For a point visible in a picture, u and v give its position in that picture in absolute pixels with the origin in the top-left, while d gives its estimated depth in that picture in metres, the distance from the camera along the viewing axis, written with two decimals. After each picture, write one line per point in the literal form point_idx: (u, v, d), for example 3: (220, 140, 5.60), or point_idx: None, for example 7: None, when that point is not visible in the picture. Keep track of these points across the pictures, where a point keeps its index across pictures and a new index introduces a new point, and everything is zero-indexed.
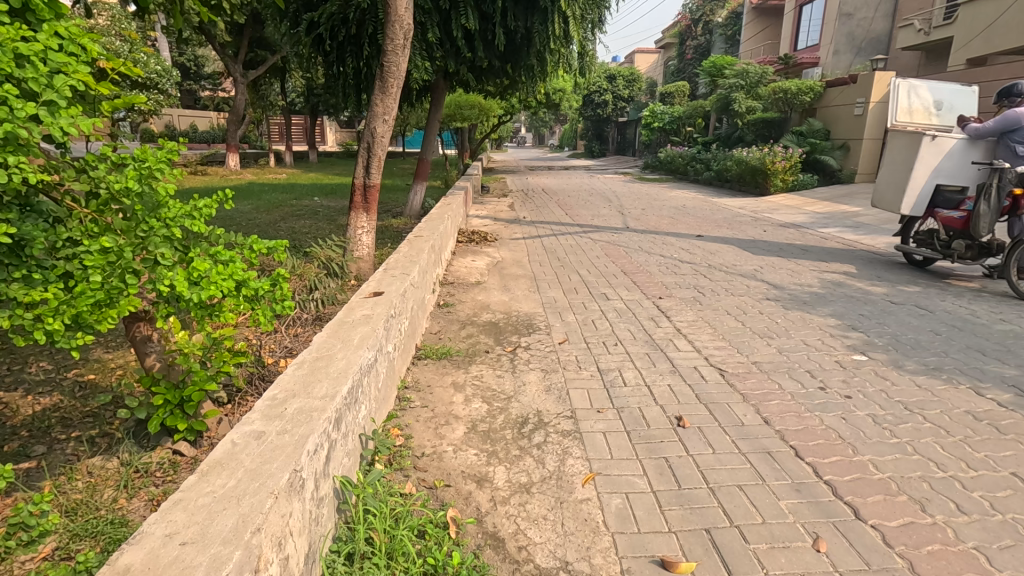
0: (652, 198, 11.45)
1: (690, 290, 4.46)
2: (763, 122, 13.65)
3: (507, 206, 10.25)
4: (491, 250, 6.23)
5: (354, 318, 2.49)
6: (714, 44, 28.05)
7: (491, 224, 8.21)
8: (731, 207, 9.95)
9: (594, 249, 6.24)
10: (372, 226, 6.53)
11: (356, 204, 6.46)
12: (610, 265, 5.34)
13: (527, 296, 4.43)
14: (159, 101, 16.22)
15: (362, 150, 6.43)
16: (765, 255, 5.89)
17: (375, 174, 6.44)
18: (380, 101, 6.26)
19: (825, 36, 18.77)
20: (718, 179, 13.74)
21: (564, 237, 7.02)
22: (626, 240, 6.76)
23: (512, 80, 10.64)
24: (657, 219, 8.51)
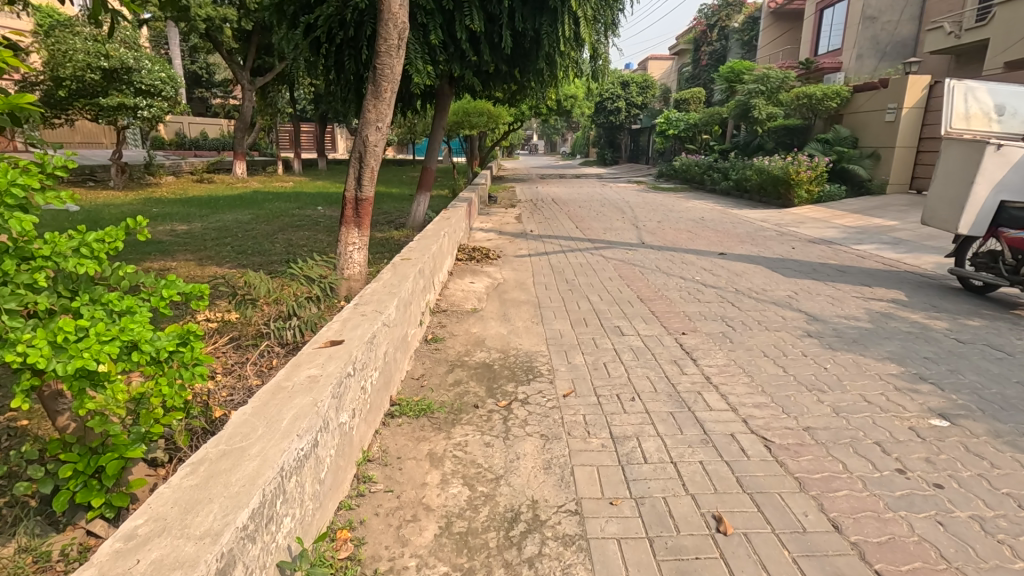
0: (667, 209, 10.88)
1: (717, 322, 3.87)
2: (785, 129, 13.01)
3: (514, 217, 9.74)
4: (492, 270, 5.68)
5: (296, 382, 1.93)
6: (730, 50, 27.45)
7: (496, 238, 7.68)
8: (753, 220, 9.33)
9: (606, 268, 5.67)
10: (364, 242, 6.06)
11: (348, 218, 5.95)
12: (624, 289, 4.76)
13: (529, 328, 3.86)
14: (164, 109, 15.71)
15: (353, 160, 5.91)
16: (797, 277, 5.28)
17: (368, 186, 5.92)
18: (372, 107, 5.72)
19: (848, 40, 18.06)
20: (736, 189, 13.12)
21: (573, 254, 6.46)
22: (641, 258, 6.17)
23: (520, 86, 10.14)
24: (674, 233, 7.91)
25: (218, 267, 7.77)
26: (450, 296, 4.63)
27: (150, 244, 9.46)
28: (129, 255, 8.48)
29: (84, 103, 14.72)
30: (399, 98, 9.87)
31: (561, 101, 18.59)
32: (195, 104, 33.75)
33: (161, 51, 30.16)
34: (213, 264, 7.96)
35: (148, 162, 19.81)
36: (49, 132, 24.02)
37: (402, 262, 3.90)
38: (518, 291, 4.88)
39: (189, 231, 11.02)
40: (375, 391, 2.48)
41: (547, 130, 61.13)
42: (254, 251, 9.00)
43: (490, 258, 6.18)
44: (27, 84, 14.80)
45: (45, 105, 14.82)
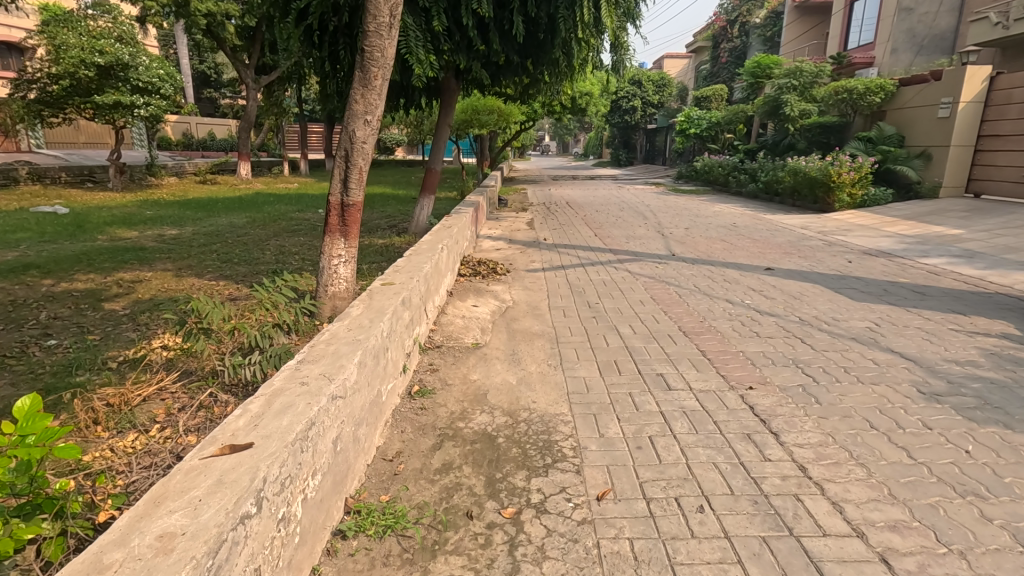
0: (694, 214, 9.95)
1: (790, 370, 2.96)
2: (820, 128, 12.00)
3: (525, 223, 8.90)
4: (499, 289, 4.81)
5: (129, 554, 1.06)
6: (751, 46, 26.39)
7: (505, 247, 6.84)
8: (792, 227, 8.38)
9: (635, 287, 4.79)
10: (352, 254, 5.23)
11: (332, 226, 5.15)
12: (660, 317, 3.88)
13: (544, 376, 2.98)
14: (162, 106, 14.94)
15: (338, 160, 5.07)
16: (868, 300, 4.36)
17: (357, 190, 5.09)
18: (358, 95, 4.86)
19: (881, 33, 16.96)
20: (766, 191, 12.18)
21: (594, 268, 5.57)
22: (674, 274, 5.28)
23: (533, 80, 9.27)
24: (707, 242, 7.01)
25: (197, 280, 7.00)
26: (447, 325, 3.77)
27: (131, 251, 8.72)
28: (105, 264, 7.73)
29: (79, 101, 14.05)
30: (400, 92, 9.06)
31: (574, 98, 17.66)
32: (202, 105, 33.32)
33: (168, 50, 29.72)
34: (192, 276, 7.19)
35: (150, 163, 19.23)
36: (52, 131, 23.56)
37: (380, 286, 3.06)
38: (530, 317, 4.01)
39: (178, 237, 10.28)
40: (313, 508, 1.61)
41: (559, 129, 60.37)
42: (241, 259, 8.22)
43: (497, 273, 5.31)
44: (22, 82, 14.18)
45: (41, 103, 14.14)
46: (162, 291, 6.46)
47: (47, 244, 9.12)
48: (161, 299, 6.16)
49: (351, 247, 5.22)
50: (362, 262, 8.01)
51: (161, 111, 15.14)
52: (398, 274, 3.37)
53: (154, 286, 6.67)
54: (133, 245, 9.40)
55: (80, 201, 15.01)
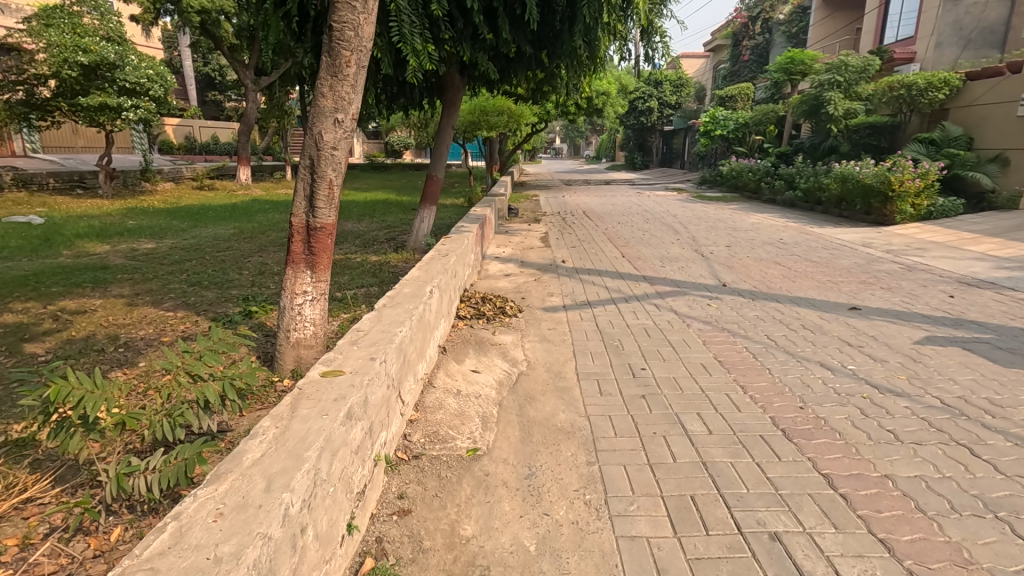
0: (730, 226, 8.81)
1: (994, 531, 1.78)
2: (870, 129, 10.77)
3: (541, 238, 7.81)
4: (508, 340, 3.65)
5: None
6: (774, 44, 25.18)
7: (516, 272, 5.74)
8: (851, 244, 7.17)
9: (688, 338, 3.61)
10: (322, 290, 4.13)
11: (295, 256, 4.03)
12: (739, 399, 2.71)
13: (582, 535, 1.82)
14: (153, 109, 13.82)
15: (301, 170, 3.94)
16: (1019, 362, 3.17)
17: (327, 209, 3.95)
18: (325, 86, 3.73)
19: (925, 26, 15.63)
20: (806, 199, 11.01)
21: (628, 305, 4.41)
22: (734, 316, 4.09)
23: (548, 74, 8.13)
24: (760, 266, 5.87)
25: (153, 311, 5.92)
26: (432, 413, 2.62)
27: (94, 271, 7.68)
28: (54, 288, 6.67)
29: (63, 103, 13.09)
30: (397, 90, 7.97)
31: (590, 98, 16.49)
32: (208, 108, 32.63)
33: (171, 51, 29.00)
34: (149, 304, 6.12)
35: (145, 167, 18.30)
36: (48, 135, 22.79)
37: (315, 382, 1.92)
38: (552, 395, 2.85)
39: (155, 252, 9.25)
40: None
41: (572, 129, 59.54)
42: (214, 281, 7.14)
43: (506, 313, 4.15)
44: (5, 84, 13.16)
45: (26, 106, 13.12)
46: (104, 327, 5.37)
47: (2, 262, 8.10)
48: (98, 339, 5.07)
49: (320, 279, 4.11)
50: (350, 285, 6.90)
51: (152, 114, 14.02)
52: (354, 348, 2.23)
53: (97, 319, 5.60)
54: (100, 262, 8.37)
55: (65, 210, 14.07)
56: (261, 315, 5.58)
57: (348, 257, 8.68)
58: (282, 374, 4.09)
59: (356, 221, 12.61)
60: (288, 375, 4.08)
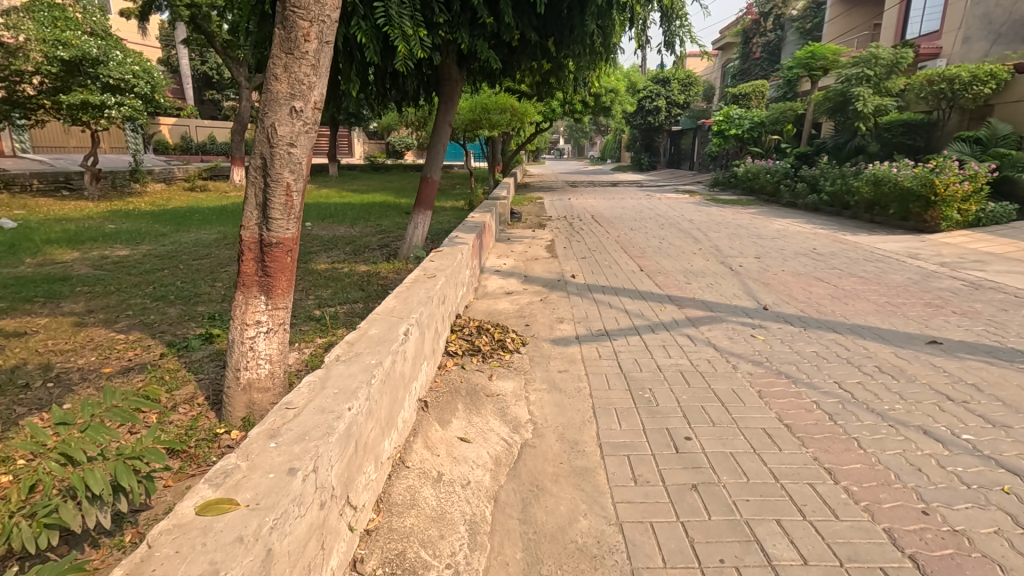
0: (754, 234, 8.05)
1: None
2: (905, 127, 10.17)
3: (547, 247, 7.07)
4: (509, 389, 2.89)
5: None
6: (787, 42, 24.41)
7: (520, 289, 4.98)
8: (896, 256, 6.38)
9: (738, 387, 2.82)
10: (280, 320, 3.37)
11: (246, 277, 3.26)
12: (830, 494, 1.94)
13: None
14: (139, 107, 12.51)
15: (251, 171, 3.17)
16: None
17: (284, 221, 3.18)
18: (279, 66, 2.96)
19: (953, 18, 14.68)
20: (833, 203, 10.27)
21: (653, 336, 3.65)
22: (787, 353, 3.32)
23: (555, 66, 7.37)
24: (800, 283, 5.11)
25: (102, 333, 5.16)
26: (399, 516, 1.86)
27: (51, 282, 6.91)
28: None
29: (45, 101, 11.92)
30: (388, 82, 7.21)
31: (598, 96, 15.68)
32: (205, 108, 31.96)
33: (167, 48, 28.26)
34: (99, 325, 5.36)
35: (134, 168, 17.53)
36: (37, 133, 22.08)
37: (180, 533, 1.15)
38: (567, 483, 2.08)
39: (126, 260, 8.48)
40: None
41: (576, 129, 58.94)
42: (181, 296, 6.38)
43: (506, 348, 3.38)
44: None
45: (5, 103, 11.89)
46: (37, 354, 4.60)
47: None
48: (27, 370, 4.29)
49: (278, 306, 3.34)
50: (333, 300, 6.14)
51: (140, 113, 12.72)
52: (270, 447, 1.46)
53: (33, 344, 4.83)
54: (61, 272, 7.59)
55: (43, 212, 13.29)
56: (223, 340, 4.82)
57: (334, 267, 7.92)
58: (231, 423, 3.34)
59: (349, 225, 11.84)
60: (238, 425, 3.32)
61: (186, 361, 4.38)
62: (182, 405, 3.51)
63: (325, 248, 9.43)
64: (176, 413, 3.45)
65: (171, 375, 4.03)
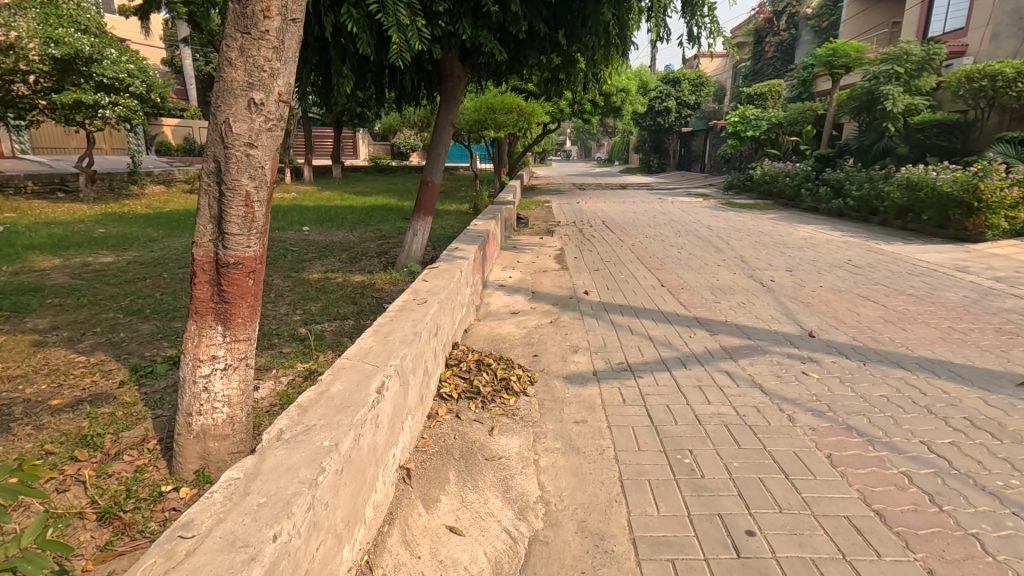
0: (780, 242, 7.46)
1: None
2: (938, 128, 9.60)
3: (556, 257, 6.52)
4: (514, 449, 2.33)
5: None
6: (801, 40, 23.75)
7: (527, 308, 4.43)
8: (942, 268, 5.80)
9: (801, 450, 2.25)
10: (240, 354, 2.80)
11: (199, 304, 2.70)
12: None
13: None
14: (134, 108, 11.85)
15: (204, 177, 2.61)
16: None
17: (244, 236, 2.63)
18: (234, 49, 2.42)
19: (980, 16, 13.86)
20: (860, 209, 9.67)
21: (686, 372, 3.07)
22: (851, 398, 2.73)
23: (566, 62, 6.83)
24: (843, 302, 4.54)
25: (61, 354, 4.63)
26: None
27: (21, 293, 6.40)
28: None
29: (38, 101, 11.24)
30: (385, 78, 6.67)
31: (608, 96, 15.13)
32: (209, 108, 31.58)
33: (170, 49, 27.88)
34: (60, 345, 4.83)
35: (132, 169, 17.11)
36: (36, 134, 21.68)
37: None
38: None
39: (108, 267, 7.97)
40: None
41: (582, 129, 58.46)
42: (157, 310, 5.86)
43: (510, 390, 2.82)
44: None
45: None
46: None
47: None
48: None
49: (238, 338, 2.78)
50: (322, 316, 5.61)
51: (136, 114, 12.03)
52: None
53: None
54: (36, 281, 7.07)
55: (35, 215, 12.84)
56: None
57: (328, 277, 7.39)
58: (181, 477, 2.81)
59: (348, 230, 11.33)
60: (189, 479, 2.78)
61: (146, 391, 3.84)
62: (127, 452, 2.99)
63: (320, 255, 8.91)
64: (120, 463, 2.93)
65: (125, 410, 3.51)
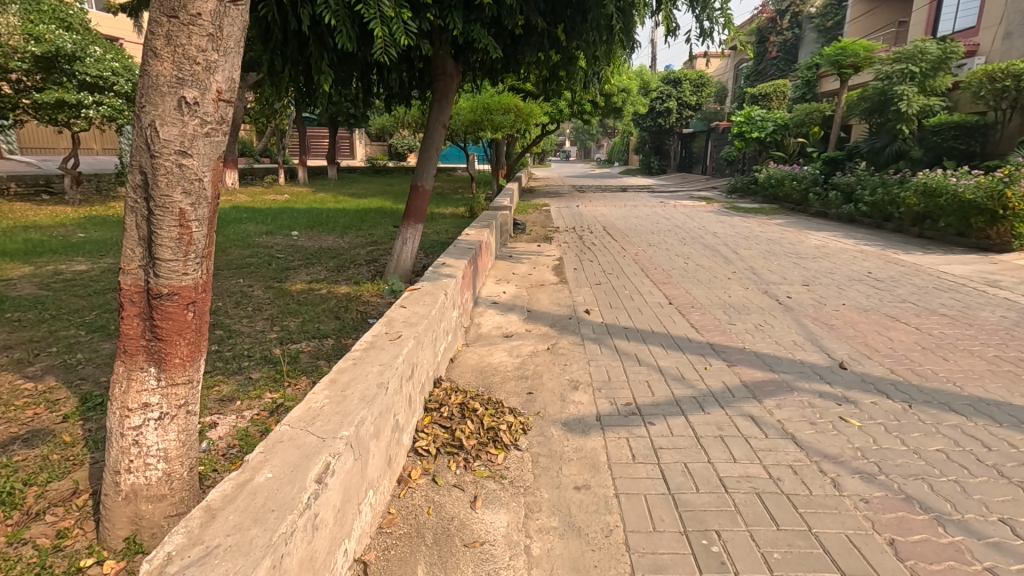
0: (792, 251, 7.04)
1: None
2: (957, 129, 9.20)
3: (555, 268, 6.09)
4: (501, 530, 1.89)
5: None
6: (805, 40, 23.33)
7: (521, 331, 4.00)
8: (971, 283, 5.37)
9: (856, 534, 1.81)
10: (179, 401, 2.25)
11: (129, 340, 2.17)
12: None
13: None
14: (120, 107, 10.80)
15: (131, 192, 2.11)
16: None
17: (180, 262, 2.10)
18: (160, 36, 1.95)
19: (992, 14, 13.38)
20: (873, 215, 9.25)
21: (704, 417, 2.63)
22: (903, 455, 2.30)
23: (565, 60, 6.40)
24: (871, 324, 4.10)
25: (7, 381, 4.17)
26: None
27: None
28: None
29: (16, 100, 10.23)
30: (373, 75, 6.23)
31: (609, 96, 14.71)
32: None
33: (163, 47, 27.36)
34: (7, 369, 4.38)
35: (120, 170, 16.60)
36: (24, 133, 21.14)
37: None
38: None
39: (79, 276, 7.49)
40: None
41: (582, 129, 58.02)
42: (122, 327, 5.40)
43: (498, 443, 2.38)
44: None
45: None
46: None
47: None
48: None
49: (175, 381, 2.23)
50: (299, 334, 5.16)
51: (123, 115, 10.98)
52: None
53: None
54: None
55: (14, 219, 12.32)
56: None
57: (311, 287, 6.95)
58: (109, 547, 2.28)
59: (339, 235, 10.87)
60: (117, 549, 2.26)
61: (91, 429, 3.34)
62: (50, 512, 2.50)
63: (307, 262, 8.46)
64: (39, 525, 2.44)
65: (62, 454, 3.03)
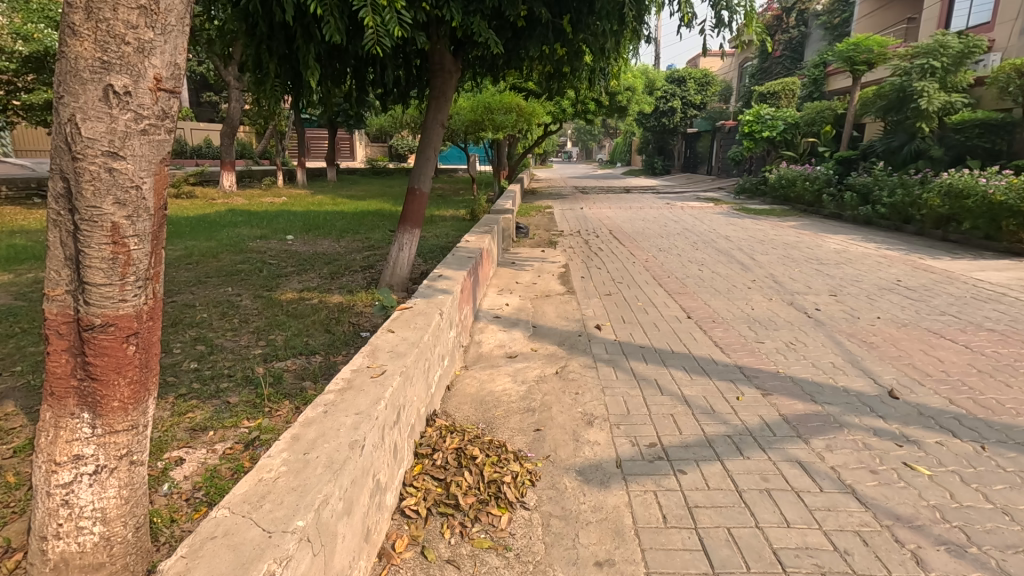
0: (812, 257, 6.65)
1: None
2: (981, 127, 8.71)
3: (561, 276, 5.70)
4: None
5: None
6: (812, 38, 22.90)
7: (527, 351, 3.61)
8: (1012, 292, 4.97)
9: None
10: (123, 449, 1.60)
11: (56, 384, 1.52)
12: None
13: None
14: None
15: (49, 201, 1.48)
16: None
17: (117, 286, 1.48)
18: (76, 7, 1.37)
19: (1009, 9, 12.65)
20: (891, 217, 8.85)
21: (743, 463, 2.24)
22: (989, 516, 1.91)
23: (569, 57, 6.01)
24: (913, 341, 3.72)
25: None
26: None
27: None
28: None
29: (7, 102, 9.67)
30: (367, 72, 5.86)
31: (613, 95, 14.29)
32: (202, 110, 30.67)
33: None
34: None
35: None
36: (19, 136, 20.84)
37: None
38: None
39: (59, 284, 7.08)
40: None
41: (584, 130, 57.60)
42: None
43: (501, 501, 2.00)
44: None
45: None
46: None
47: None
48: None
49: (115, 430, 1.58)
50: (286, 350, 4.77)
51: None
52: None
53: None
54: None
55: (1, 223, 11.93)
56: None
57: (302, 296, 6.57)
58: None
59: (335, 240, 10.48)
60: None
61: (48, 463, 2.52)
62: None
63: (300, 269, 8.08)
64: None
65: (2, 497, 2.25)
